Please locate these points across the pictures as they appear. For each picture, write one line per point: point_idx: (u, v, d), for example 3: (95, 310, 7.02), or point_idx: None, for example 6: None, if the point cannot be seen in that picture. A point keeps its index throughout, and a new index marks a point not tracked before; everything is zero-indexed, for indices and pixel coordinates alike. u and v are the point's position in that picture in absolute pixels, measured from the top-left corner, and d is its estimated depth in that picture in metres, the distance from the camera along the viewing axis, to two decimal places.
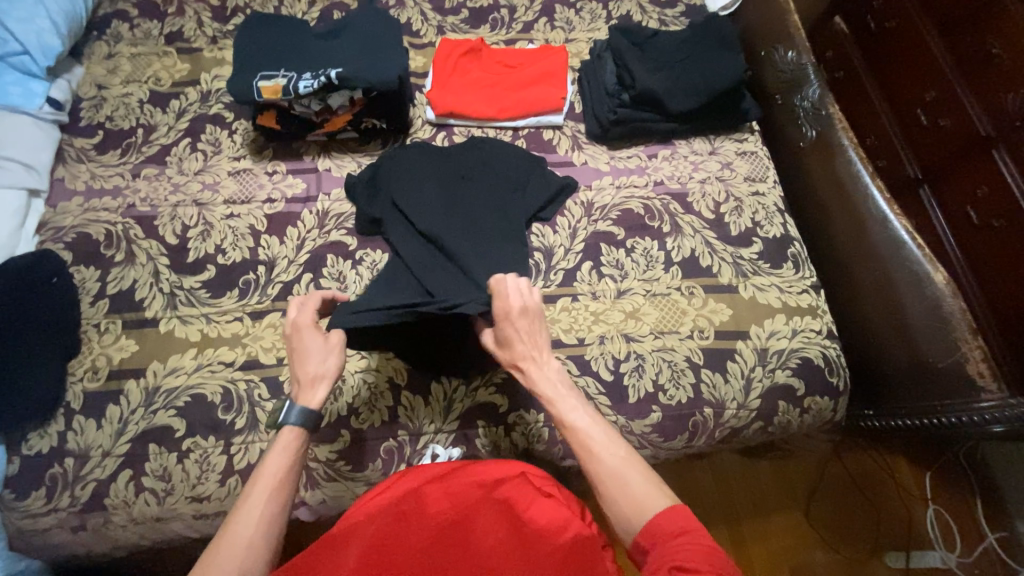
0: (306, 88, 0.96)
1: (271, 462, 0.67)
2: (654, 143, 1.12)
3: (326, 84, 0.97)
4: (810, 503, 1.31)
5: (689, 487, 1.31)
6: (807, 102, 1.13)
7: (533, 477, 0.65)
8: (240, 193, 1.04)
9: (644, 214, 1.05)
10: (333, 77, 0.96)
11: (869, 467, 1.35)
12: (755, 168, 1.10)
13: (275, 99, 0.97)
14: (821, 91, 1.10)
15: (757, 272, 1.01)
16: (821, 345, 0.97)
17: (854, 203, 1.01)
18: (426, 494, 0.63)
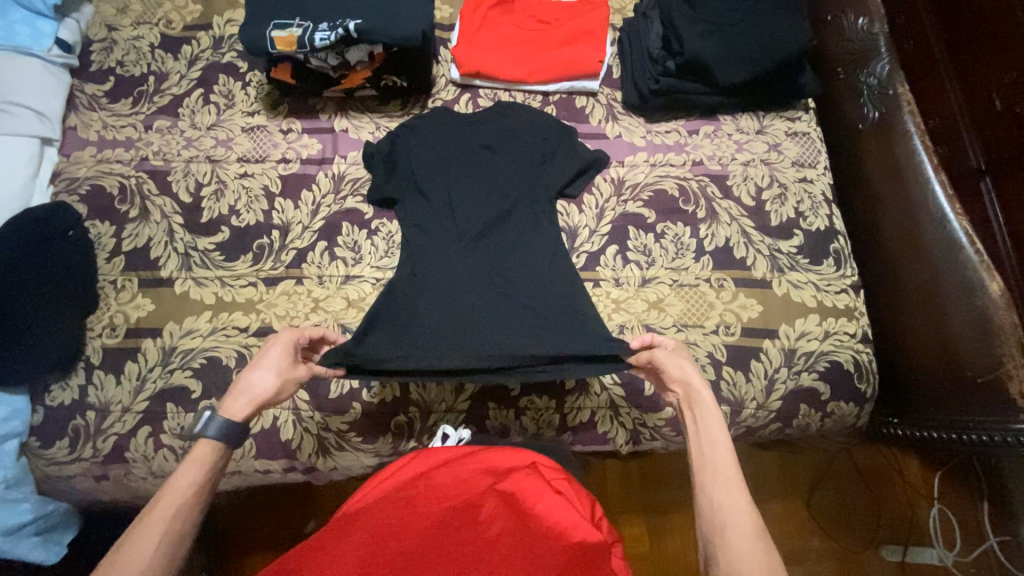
0: (323, 40, 0.88)
1: (177, 477, 0.62)
2: (696, 118, 1.02)
3: (344, 36, 0.89)
4: (813, 494, 1.30)
5: None
6: (874, 78, 1.01)
7: (542, 468, 0.67)
8: (254, 152, 0.99)
9: (678, 197, 0.98)
10: (351, 30, 0.88)
11: (876, 463, 1.33)
12: (805, 151, 1.01)
13: (289, 52, 0.90)
14: (891, 67, 0.99)
15: (794, 268, 0.94)
16: (854, 349, 0.92)
17: (910, 197, 0.93)
18: (436, 477, 0.64)
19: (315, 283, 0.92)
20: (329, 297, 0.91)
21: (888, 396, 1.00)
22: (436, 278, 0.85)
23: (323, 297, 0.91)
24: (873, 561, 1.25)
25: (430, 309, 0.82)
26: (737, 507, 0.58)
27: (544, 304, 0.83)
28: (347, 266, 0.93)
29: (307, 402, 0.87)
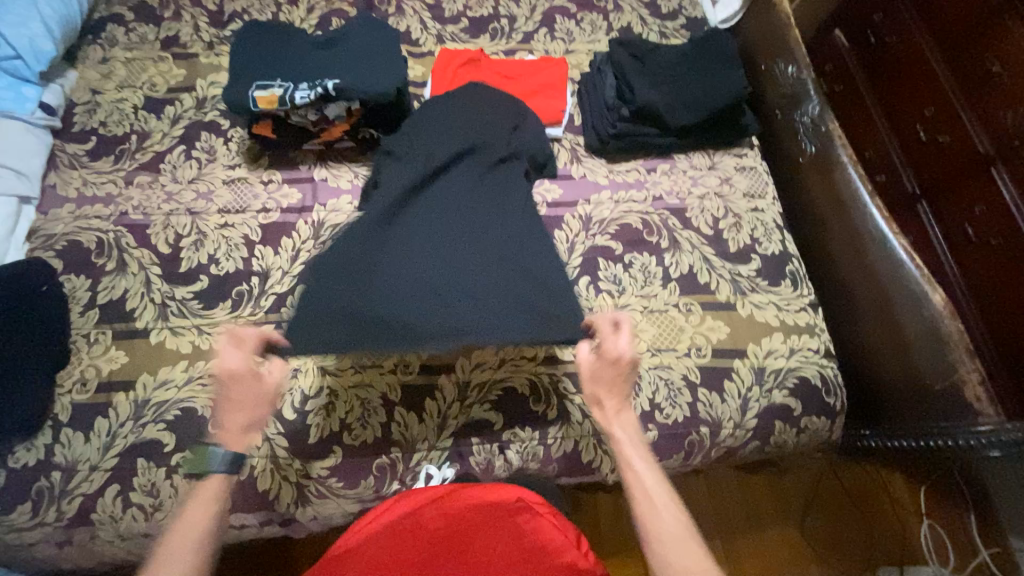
0: (303, 98, 0.93)
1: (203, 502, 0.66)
2: (654, 157, 1.11)
3: (323, 95, 0.94)
4: (803, 518, 1.30)
5: (685, 499, 1.30)
6: (807, 118, 1.12)
7: (531, 503, 0.63)
8: (234, 202, 1.02)
9: (642, 229, 1.04)
10: (330, 88, 0.94)
11: (865, 482, 1.35)
12: (754, 184, 1.10)
13: (271, 110, 0.94)
14: (820, 108, 1.09)
15: (755, 290, 1.00)
16: (818, 364, 0.97)
17: (852, 220, 1.01)
18: (427, 519, 0.62)
19: None
20: None
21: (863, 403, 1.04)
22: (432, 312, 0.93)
23: None
24: None
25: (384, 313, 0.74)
26: (669, 507, 0.63)
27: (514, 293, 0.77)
28: None
29: (285, 449, 0.85)
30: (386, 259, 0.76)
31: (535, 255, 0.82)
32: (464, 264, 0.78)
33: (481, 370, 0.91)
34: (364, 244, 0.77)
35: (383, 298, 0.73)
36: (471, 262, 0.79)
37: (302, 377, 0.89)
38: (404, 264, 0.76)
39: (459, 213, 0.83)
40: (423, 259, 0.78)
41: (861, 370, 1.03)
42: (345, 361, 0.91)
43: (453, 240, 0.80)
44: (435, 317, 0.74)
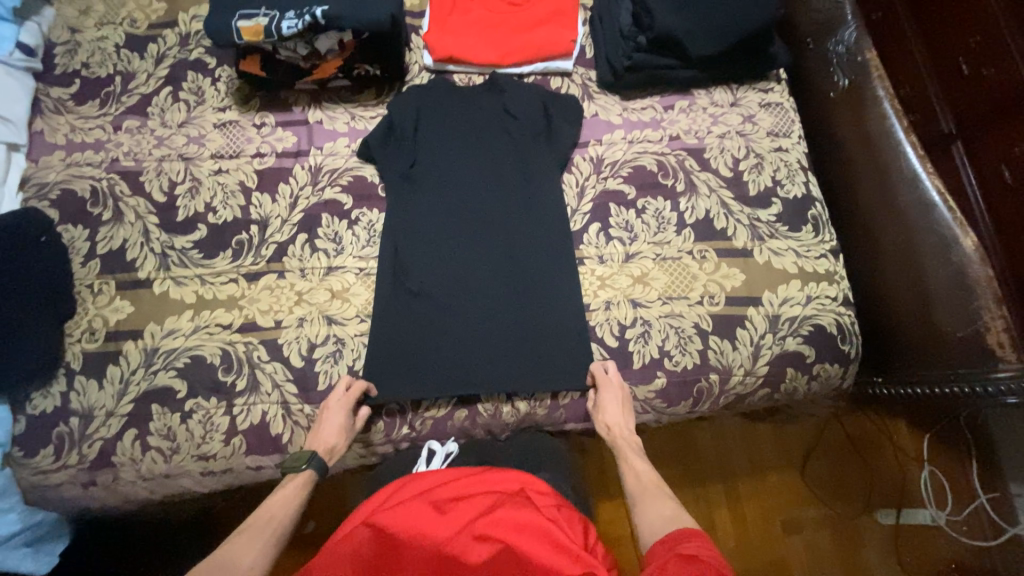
0: (291, 29, 0.83)
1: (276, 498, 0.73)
2: (672, 93, 1.02)
3: (312, 24, 0.84)
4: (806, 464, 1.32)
5: (688, 445, 1.33)
6: (842, 46, 1.02)
7: (534, 495, 0.62)
8: (227, 147, 0.97)
9: (656, 172, 0.98)
10: (319, 17, 0.83)
11: (868, 430, 1.35)
12: (779, 121, 1.02)
13: (258, 42, 0.85)
14: (858, 33, 0.99)
15: (774, 236, 0.95)
16: (836, 312, 0.94)
17: (883, 160, 0.95)
18: (420, 512, 0.60)
19: (297, 275, 0.91)
20: (312, 289, 0.90)
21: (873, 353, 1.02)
22: (445, 268, 0.92)
23: (306, 290, 0.90)
24: (869, 526, 1.28)
25: (436, 306, 0.90)
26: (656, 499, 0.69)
27: (538, 297, 0.91)
28: (329, 257, 0.92)
29: (295, 395, 0.86)
30: (438, 289, 0.91)
31: (547, 287, 0.92)
32: (493, 292, 0.91)
33: (488, 322, 0.90)
34: (423, 276, 0.91)
35: (429, 323, 0.89)
36: (511, 347, 0.89)
37: (308, 326, 0.89)
38: (453, 291, 0.91)
39: (491, 248, 0.93)
40: (467, 289, 0.91)
41: (876, 321, 0.99)
42: (350, 310, 0.90)
43: (487, 269, 0.92)
44: (478, 333, 0.89)
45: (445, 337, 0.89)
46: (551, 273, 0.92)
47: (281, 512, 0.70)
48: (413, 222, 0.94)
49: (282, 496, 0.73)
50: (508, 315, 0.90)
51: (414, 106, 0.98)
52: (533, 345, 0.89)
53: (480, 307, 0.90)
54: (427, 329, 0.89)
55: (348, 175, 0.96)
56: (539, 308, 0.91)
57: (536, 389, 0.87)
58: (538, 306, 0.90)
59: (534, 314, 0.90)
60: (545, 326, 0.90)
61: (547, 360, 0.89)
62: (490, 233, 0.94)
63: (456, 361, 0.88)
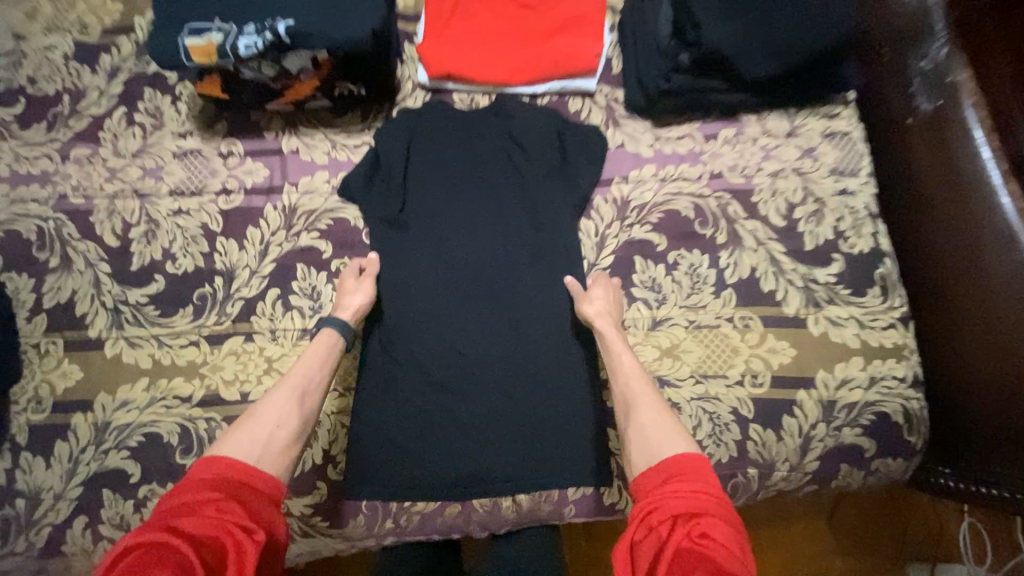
0: (249, 49, 0.68)
1: (304, 366, 0.67)
2: (716, 120, 0.85)
3: (275, 42, 0.69)
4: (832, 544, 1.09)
5: None
6: (927, 62, 0.82)
7: None
8: (187, 182, 0.84)
9: (693, 219, 0.82)
10: (282, 33, 0.68)
11: (912, 503, 1.11)
12: (845, 156, 0.85)
13: (210, 64, 0.70)
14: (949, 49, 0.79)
15: (833, 301, 0.79)
16: (903, 397, 0.78)
17: (972, 209, 0.77)
18: None
19: (267, 339, 0.78)
20: (284, 356, 0.78)
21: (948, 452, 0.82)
22: (438, 333, 0.78)
23: (278, 357, 0.78)
24: None
25: (427, 376, 0.77)
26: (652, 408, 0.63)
27: (547, 372, 0.77)
28: (304, 318, 0.79)
29: None
30: (430, 357, 0.77)
31: (559, 359, 0.78)
32: (495, 366, 0.77)
33: (485, 401, 0.76)
34: (408, 344, 0.77)
35: (419, 398, 0.76)
36: (516, 428, 0.76)
37: None
38: (449, 360, 0.77)
39: (491, 310, 0.78)
40: (463, 361, 0.77)
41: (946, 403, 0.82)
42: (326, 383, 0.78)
43: (485, 335, 0.78)
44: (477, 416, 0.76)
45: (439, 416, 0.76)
46: (565, 343, 0.78)
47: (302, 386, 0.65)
48: (395, 276, 0.79)
49: (311, 363, 0.68)
50: (511, 396, 0.76)
51: (405, 134, 0.82)
52: (537, 431, 0.76)
53: (483, 382, 0.77)
54: (418, 405, 0.76)
55: (327, 218, 0.82)
56: (549, 383, 0.77)
57: (543, 482, 0.75)
58: (548, 383, 0.77)
59: (543, 392, 0.77)
60: (555, 407, 0.76)
61: (556, 447, 0.76)
62: (491, 290, 0.79)
63: (451, 441, 0.75)
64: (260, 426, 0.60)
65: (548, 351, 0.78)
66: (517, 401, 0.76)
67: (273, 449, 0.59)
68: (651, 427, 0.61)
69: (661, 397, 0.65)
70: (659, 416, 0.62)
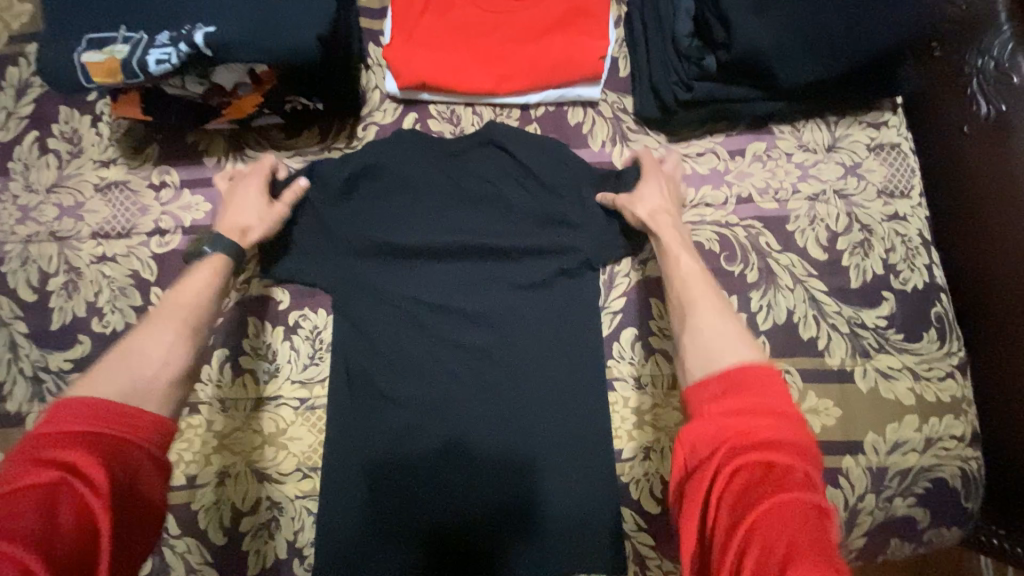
0: (160, 65, 0.54)
1: (188, 284, 0.57)
2: (743, 132, 0.72)
3: (193, 57, 0.54)
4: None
5: None
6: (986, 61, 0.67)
7: None
8: (114, 221, 0.71)
9: (718, 253, 0.69)
10: (199, 45, 0.53)
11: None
12: (895, 173, 0.72)
13: (116, 83, 0.56)
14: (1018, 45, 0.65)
15: (882, 350, 0.67)
16: (962, 458, 0.68)
17: None
18: None
19: (216, 409, 0.66)
20: (237, 430, 0.66)
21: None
22: (419, 399, 0.65)
23: (230, 431, 0.66)
24: None
25: (403, 452, 0.64)
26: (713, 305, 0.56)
27: (547, 442, 0.65)
28: (260, 383, 0.67)
29: None
30: (406, 428, 0.64)
31: (563, 426, 0.65)
32: (488, 437, 0.65)
33: (476, 482, 0.64)
34: (373, 418, 0.65)
35: (396, 480, 0.64)
36: (512, 511, 0.64)
37: (231, 484, 0.65)
38: (430, 433, 0.64)
39: (481, 372, 0.66)
40: (445, 435, 0.64)
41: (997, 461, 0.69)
42: (287, 461, 0.66)
43: (478, 405, 0.65)
44: (465, 499, 0.63)
45: (419, 501, 0.63)
46: (568, 406, 0.65)
47: (187, 303, 0.55)
48: (365, 333, 0.66)
49: (194, 292, 0.57)
50: (507, 475, 0.64)
51: (374, 161, 0.69)
52: (542, 516, 0.63)
53: (473, 460, 0.64)
54: (394, 488, 0.63)
55: None
56: (552, 457, 0.64)
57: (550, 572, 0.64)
58: (550, 456, 0.64)
59: (547, 469, 0.64)
60: (558, 484, 0.64)
61: (565, 534, 0.63)
62: (481, 347, 0.66)
63: (434, 531, 0.63)
64: (143, 364, 0.49)
65: (550, 418, 0.65)
66: (513, 481, 0.64)
67: (162, 385, 0.49)
68: (713, 317, 0.54)
69: (720, 296, 0.57)
70: (717, 319, 0.54)
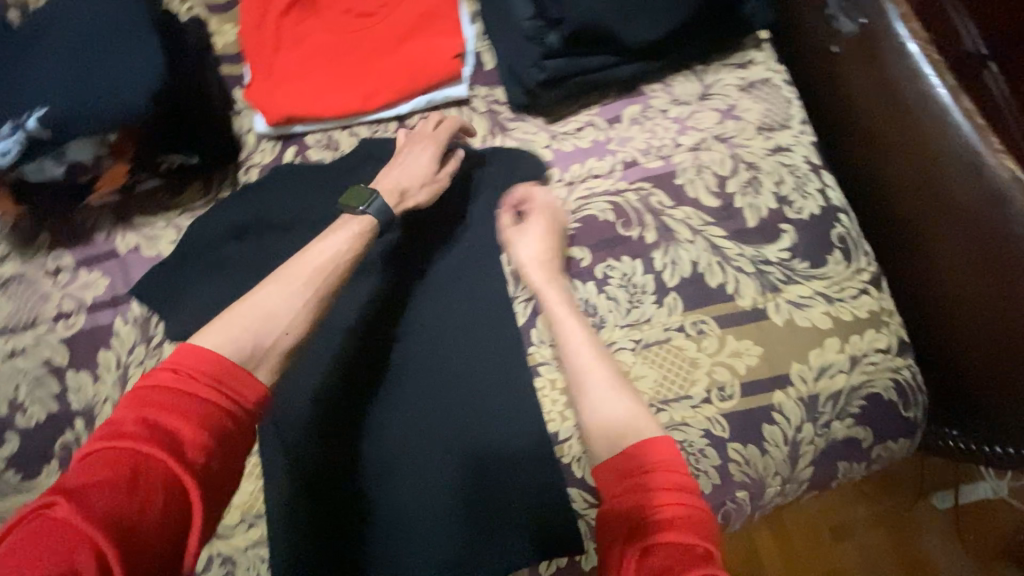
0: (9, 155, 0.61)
1: (331, 241, 0.58)
2: (617, 99, 0.73)
3: (39, 140, 0.62)
4: (796, 531, 0.93)
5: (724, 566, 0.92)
6: None
7: None
8: (15, 315, 0.70)
9: (614, 221, 0.70)
10: (41, 129, 0.61)
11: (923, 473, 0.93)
12: (770, 107, 0.73)
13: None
14: None
15: (790, 281, 0.68)
16: (893, 370, 0.68)
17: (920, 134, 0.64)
18: None
19: None
20: None
21: (983, 428, 0.69)
22: (353, 421, 0.66)
23: None
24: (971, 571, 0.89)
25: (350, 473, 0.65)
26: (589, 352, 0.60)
27: (481, 438, 0.65)
28: None
29: None
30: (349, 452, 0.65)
31: (495, 420, 0.65)
32: (425, 445, 0.65)
33: (421, 492, 0.64)
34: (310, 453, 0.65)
35: (346, 504, 0.65)
36: (460, 514, 0.63)
37: None
38: (371, 450, 0.66)
39: (406, 382, 0.67)
40: (383, 453, 0.65)
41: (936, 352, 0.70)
42: (229, 515, 0.65)
43: (414, 416, 0.66)
44: (413, 509, 0.64)
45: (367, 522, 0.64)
46: (497, 398, 0.66)
47: (319, 267, 0.56)
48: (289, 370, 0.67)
49: (338, 249, 0.58)
50: (451, 477, 0.64)
51: (262, 201, 0.70)
52: (492, 513, 0.63)
53: (414, 470, 0.65)
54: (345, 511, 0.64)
55: None
56: (492, 450, 0.64)
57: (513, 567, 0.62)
58: (487, 452, 0.64)
59: (488, 463, 0.64)
60: (502, 477, 0.64)
61: (519, 529, 0.62)
62: (403, 360, 0.68)
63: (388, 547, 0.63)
64: (251, 329, 0.49)
65: (482, 413, 0.66)
66: (455, 485, 0.64)
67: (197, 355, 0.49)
68: (591, 374, 0.58)
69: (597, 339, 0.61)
70: (598, 365, 0.59)
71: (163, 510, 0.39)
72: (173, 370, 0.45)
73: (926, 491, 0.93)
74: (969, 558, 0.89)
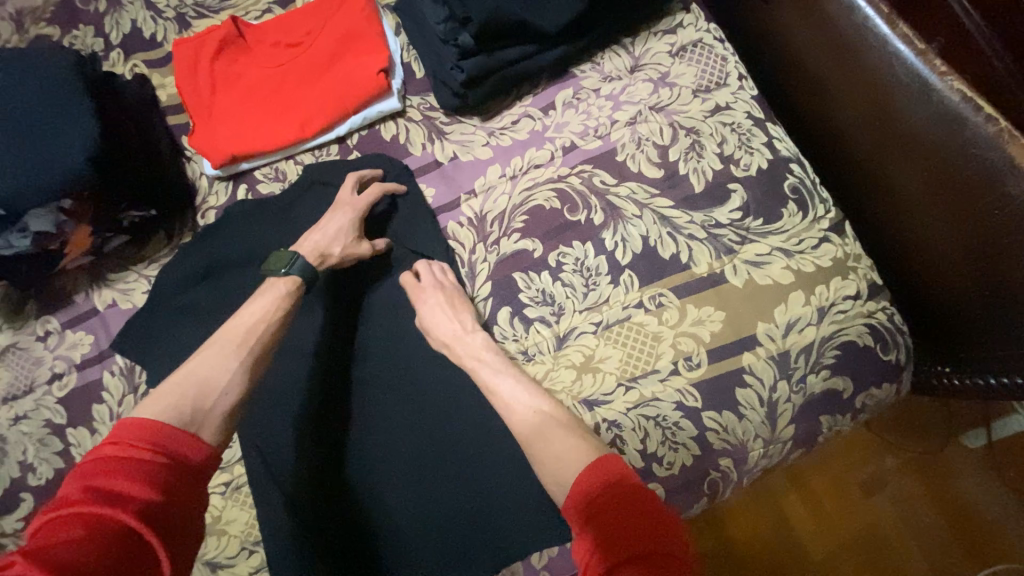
0: None
1: (257, 303, 0.59)
2: (548, 86, 0.73)
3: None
4: (824, 490, 0.90)
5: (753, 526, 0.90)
6: None
7: None
8: (15, 383, 0.75)
9: (560, 208, 0.70)
10: None
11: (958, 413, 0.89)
12: (704, 67, 0.72)
13: None
14: None
15: (746, 240, 0.67)
16: (866, 315, 0.66)
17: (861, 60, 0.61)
18: None
19: None
20: None
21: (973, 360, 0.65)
22: (327, 441, 0.67)
23: None
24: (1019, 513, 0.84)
25: (330, 495, 0.65)
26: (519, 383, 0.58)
27: (457, 440, 0.65)
28: None
29: None
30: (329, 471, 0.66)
31: (468, 420, 0.66)
32: (404, 454, 0.66)
33: (405, 502, 0.64)
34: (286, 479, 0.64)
35: (331, 524, 0.64)
36: (445, 518, 0.64)
37: None
38: (351, 467, 0.66)
39: (379, 396, 0.68)
40: (364, 467, 0.66)
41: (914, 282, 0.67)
42: (231, 543, 0.68)
43: (390, 428, 0.67)
44: (399, 518, 0.64)
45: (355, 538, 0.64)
46: (467, 400, 0.67)
47: (249, 327, 0.57)
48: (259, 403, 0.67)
49: (262, 310, 0.59)
50: (432, 483, 0.65)
51: (219, 240, 0.72)
52: (476, 511, 0.63)
53: (395, 480, 0.65)
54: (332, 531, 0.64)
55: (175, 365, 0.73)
56: (468, 452, 0.65)
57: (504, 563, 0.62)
58: (464, 453, 0.65)
59: (464, 466, 0.65)
60: (482, 476, 0.64)
61: (506, 525, 0.62)
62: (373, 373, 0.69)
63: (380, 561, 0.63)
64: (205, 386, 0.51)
65: (455, 417, 0.66)
66: (437, 490, 0.64)
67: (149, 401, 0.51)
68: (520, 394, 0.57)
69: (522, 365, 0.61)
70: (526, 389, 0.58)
71: (119, 571, 0.39)
72: (111, 443, 0.45)
73: (955, 432, 0.89)
74: (1009, 494, 0.85)
